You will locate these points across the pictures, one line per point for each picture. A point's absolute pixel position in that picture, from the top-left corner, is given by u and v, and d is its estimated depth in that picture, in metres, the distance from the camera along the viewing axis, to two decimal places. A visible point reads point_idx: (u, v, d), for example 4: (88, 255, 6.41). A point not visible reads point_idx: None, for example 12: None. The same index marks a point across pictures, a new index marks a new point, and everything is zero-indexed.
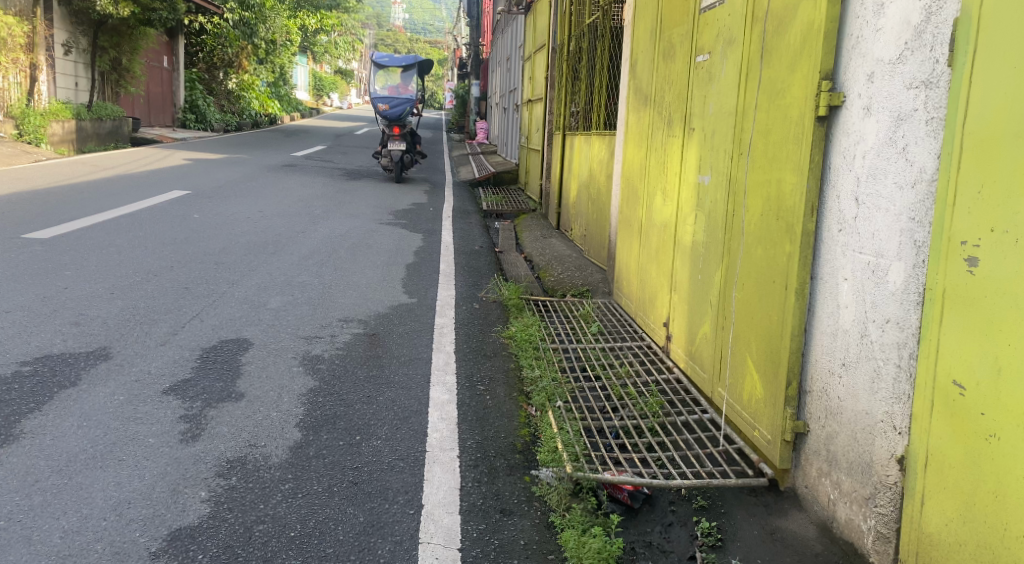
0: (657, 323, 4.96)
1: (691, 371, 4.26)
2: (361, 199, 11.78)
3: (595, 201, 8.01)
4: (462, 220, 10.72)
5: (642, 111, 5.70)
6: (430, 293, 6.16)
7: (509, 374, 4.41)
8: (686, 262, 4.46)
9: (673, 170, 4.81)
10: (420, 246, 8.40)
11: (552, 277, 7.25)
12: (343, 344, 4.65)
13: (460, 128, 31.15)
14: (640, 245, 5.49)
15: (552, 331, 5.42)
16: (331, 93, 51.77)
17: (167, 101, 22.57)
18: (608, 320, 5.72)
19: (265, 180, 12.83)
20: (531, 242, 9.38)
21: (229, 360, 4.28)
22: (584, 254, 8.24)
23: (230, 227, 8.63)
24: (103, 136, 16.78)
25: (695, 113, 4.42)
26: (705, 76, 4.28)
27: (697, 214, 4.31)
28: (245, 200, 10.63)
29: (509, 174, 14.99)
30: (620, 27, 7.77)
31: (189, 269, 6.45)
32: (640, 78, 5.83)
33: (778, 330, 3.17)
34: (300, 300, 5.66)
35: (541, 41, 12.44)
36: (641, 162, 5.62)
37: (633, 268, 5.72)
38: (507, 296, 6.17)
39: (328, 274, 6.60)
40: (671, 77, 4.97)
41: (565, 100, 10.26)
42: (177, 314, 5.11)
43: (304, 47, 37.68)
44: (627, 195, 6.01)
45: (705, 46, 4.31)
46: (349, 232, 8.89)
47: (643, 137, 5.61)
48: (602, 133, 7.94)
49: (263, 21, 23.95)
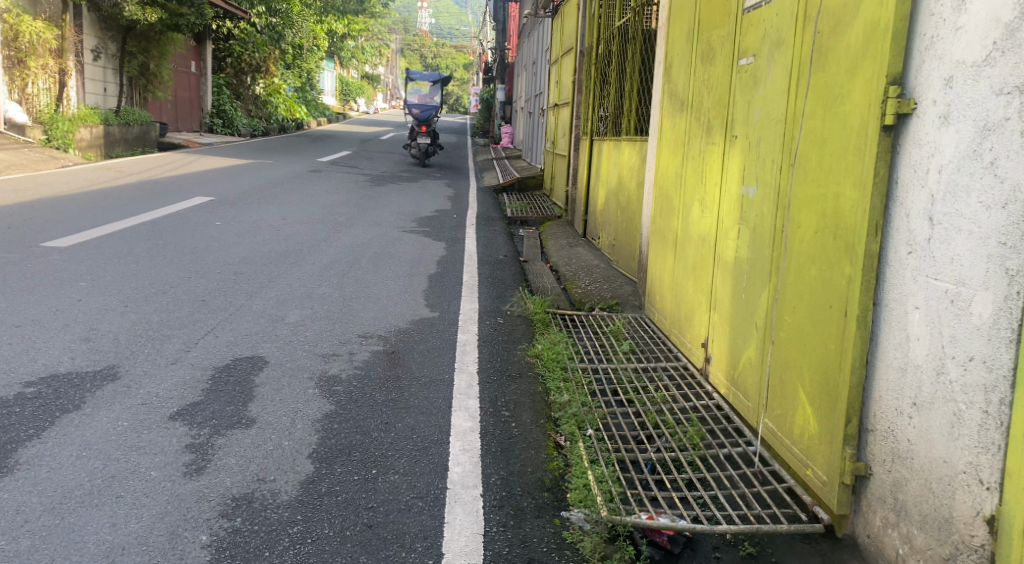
0: (695, 343, 4.69)
1: (734, 398, 4.00)
2: (386, 206, 11.59)
3: (624, 210, 7.72)
4: (487, 228, 10.47)
5: (678, 116, 5.42)
6: (453, 307, 5.91)
7: (536, 397, 4.15)
8: (727, 280, 4.20)
9: (713, 181, 4.54)
10: (443, 255, 8.16)
11: (580, 289, 6.97)
12: (362, 363, 4.42)
13: (485, 133, 30.95)
14: (675, 258, 5.21)
15: (580, 349, 5.15)
16: (357, 98, 51.87)
17: (194, 105, 22.59)
18: (640, 336, 5.44)
19: (289, 186, 12.68)
20: (557, 252, 9.11)
21: (241, 380, 4.06)
22: (612, 265, 7.94)
23: (252, 235, 8.45)
24: (130, 141, 16.75)
25: (737, 121, 4.14)
26: (749, 81, 4.00)
27: (740, 228, 4.04)
28: (268, 207, 10.46)
29: (534, 180, 14.72)
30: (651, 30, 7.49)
31: (207, 280, 6.25)
32: (675, 81, 5.55)
33: (837, 360, 2.89)
34: (319, 314, 5.43)
35: (569, 44, 12.18)
36: (676, 171, 5.35)
37: (666, 282, 5.45)
38: (532, 310, 5.90)
39: (349, 286, 6.37)
40: (711, 82, 4.69)
41: (593, 104, 9.98)
42: (191, 329, 4.90)
43: (332, 53, 37.77)
44: (661, 205, 5.74)
45: (749, 48, 4.03)
46: (372, 241, 8.68)
47: (679, 144, 5.33)
48: (631, 139, 7.66)
49: (291, 26, 23.97)
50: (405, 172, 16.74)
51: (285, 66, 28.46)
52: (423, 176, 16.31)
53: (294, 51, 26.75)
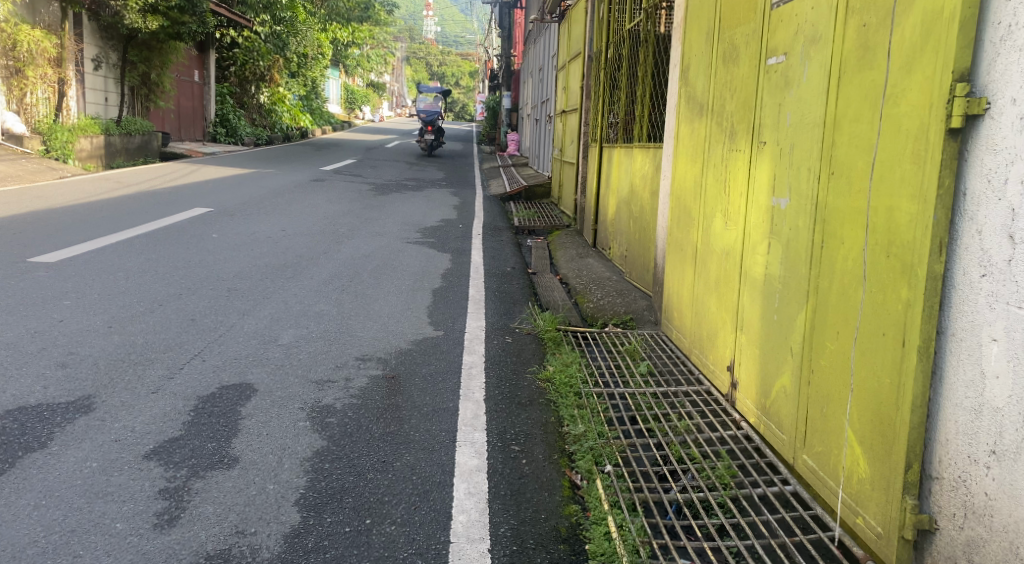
0: (720, 366, 4.35)
1: (766, 430, 3.66)
2: (389, 216, 11.28)
3: (636, 220, 7.37)
4: (493, 238, 10.14)
5: (696, 121, 5.08)
6: (458, 325, 5.57)
7: (548, 427, 3.81)
8: (755, 299, 3.86)
9: (737, 191, 4.19)
10: (449, 268, 7.83)
11: (592, 304, 6.64)
12: (359, 390, 4.08)
13: (491, 141, 30.57)
14: (695, 273, 4.87)
15: (594, 370, 4.81)
16: (364, 106, 51.62)
17: (198, 114, 22.33)
18: (658, 356, 5.12)
19: (291, 196, 12.37)
20: (566, 263, 8.80)
21: (227, 411, 3.73)
22: (625, 277, 7.59)
23: (249, 248, 8.13)
24: (131, 151, 16.48)
25: (766, 125, 3.80)
26: (779, 82, 3.66)
27: (771, 242, 3.69)
28: (268, 218, 10.15)
29: (541, 188, 14.40)
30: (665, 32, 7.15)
31: (198, 297, 5.93)
32: (694, 84, 5.20)
33: (893, 396, 2.55)
34: (315, 334, 5.10)
35: (577, 49, 11.85)
36: (695, 180, 5.01)
37: (685, 298, 5.11)
38: (542, 329, 5.56)
39: (348, 302, 6.05)
40: (734, 83, 4.35)
41: (602, 111, 9.64)
42: (177, 352, 4.57)
43: (337, 61, 37.54)
44: (678, 215, 5.40)
45: (779, 46, 3.70)
46: (375, 253, 8.35)
47: (698, 152, 4.99)
48: (644, 145, 7.32)
49: (295, 34, 23.76)
50: (410, 180, 16.42)
51: (290, 74, 28.22)
52: (428, 184, 15.98)
53: (298, 59, 26.50)
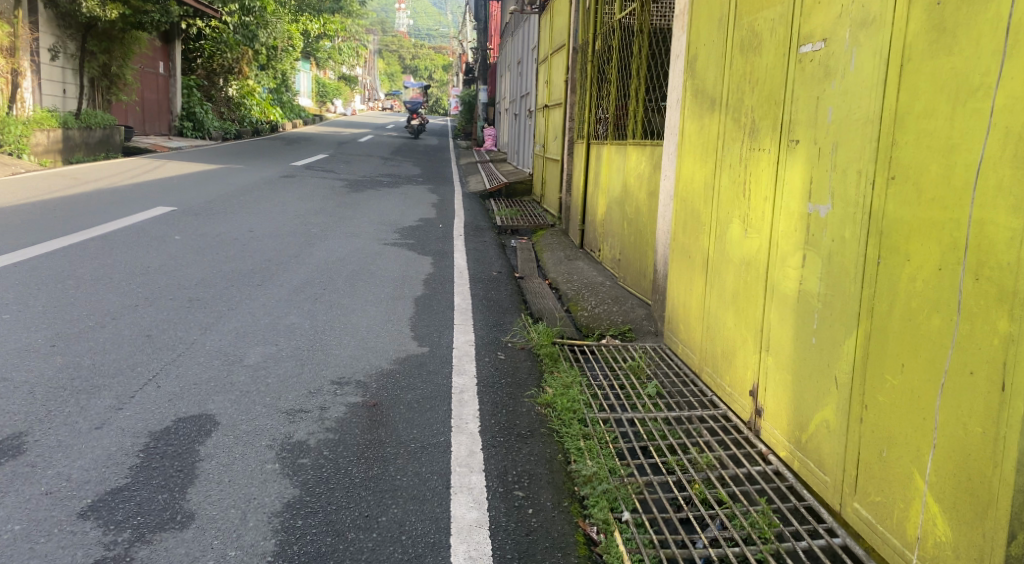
0: (739, 389, 3.94)
1: (801, 468, 3.24)
2: (364, 215, 10.76)
3: (631, 222, 6.94)
4: (475, 239, 9.67)
5: (707, 116, 4.66)
6: (445, 340, 5.09)
7: (553, 465, 3.34)
8: (784, 317, 3.44)
9: (761, 195, 3.78)
10: (430, 273, 7.34)
11: (585, 314, 6.31)
12: (336, 422, 3.59)
13: (467, 136, 30.01)
14: (708, 284, 4.45)
15: (596, 391, 4.36)
16: (334, 99, 50.79)
17: (163, 107, 21.58)
18: (665, 374, 4.68)
19: (260, 194, 11.78)
20: (554, 267, 8.38)
21: (182, 450, 3.20)
22: (618, 282, 7.18)
23: (215, 251, 7.57)
24: (92, 146, 15.76)
25: (799, 121, 3.38)
26: (815, 71, 3.24)
27: (805, 254, 3.26)
28: (236, 217, 9.57)
29: (521, 185, 13.94)
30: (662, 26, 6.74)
31: (157, 308, 5.39)
32: (704, 77, 4.78)
33: (988, 448, 2.19)
34: (286, 353, 4.59)
35: (559, 41, 11.41)
36: (706, 182, 4.59)
37: (694, 311, 4.68)
38: (537, 343, 5.11)
39: (322, 314, 5.55)
40: (756, 74, 3.93)
41: (589, 106, 9.20)
42: (128, 376, 4.03)
43: (308, 53, 36.71)
44: (686, 219, 4.97)
45: (815, 31, 3.28)
46: (350, 256, 7.83)
47: (709, 150, 4.57)
48: (638, 143, 6.90)
49: (265, 26, 23.05)
50: (385, 176, 15.87)
51: (260, 67, 27.45)
52: (404, 180, 15.44)
53: (268, 51, 25.80)
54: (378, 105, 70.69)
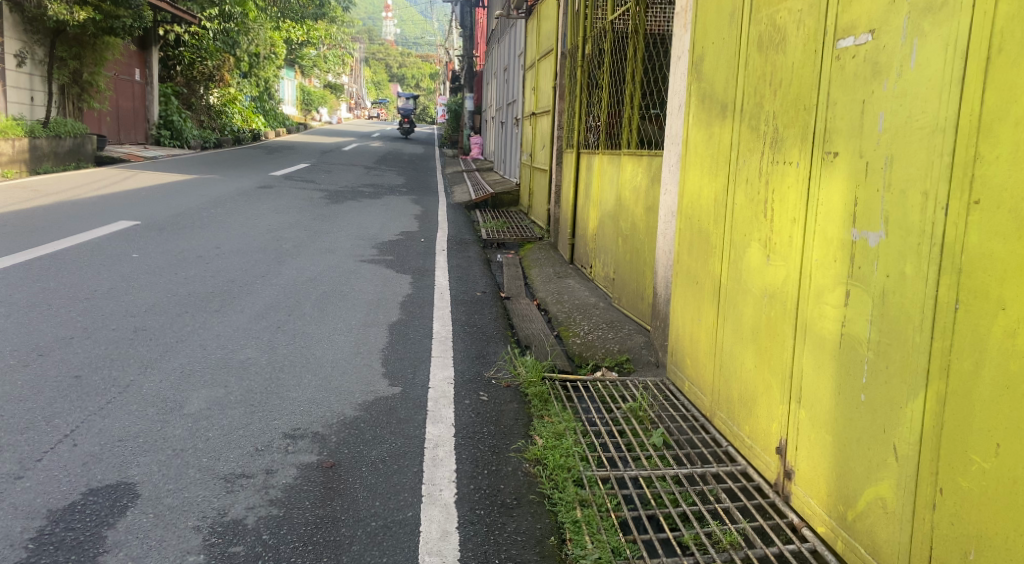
0: (761, 443, 3.38)
1: (846, 550, 2.67)
2: (342, 228, 10.16)
3: (626, 239, 6.38)
4: (459, 254, 9.09)
5: (717, 124, 4.09)
6: (420, 377, 4.49)
7: (545, 548, 2.81)
8: (819, 365, 2.89)
9: (787, 216, 3.22)
10: (408, 294, 6.74)
11: (578, 341, 5.74)
12: (282, 493, 3.01)
13: (454, 144, 29.44)
14: (721, 317, 3.88)
15: (592, 441, 3.78)
16: (320, 107, 50.10)
17: (139, 116, 20.90)
18: (670, 418, 4.11)
19: (233, 207, 11.15)
20: (543, 285, 7.82)
21: (85, 542, 2.64)
22: (612, 303, 6.62)
23: (174, 271, 6.96)
24: (61, 155, 15.08)
25: (837, 130, 2.83)
26: (857, 70, 2.68)
27: (849, 291, 2.70)
28: (204, 233, 8.94)
29: (508, 196, 13.36)
30: (660, 28, 6.18)
31: (95, 341, 4.77)
32: (711, 79, 4.22)
33: None
34: (234, 398, 3.98)
35: (547, 46, 10.87)
36: (717, 199, 4.03)
37: (704, 346, 4.11)
38: (525, 381, 4.52)
39: (283, 346, 4.95)
40: (777, 75, 3.37)
41: (579, 113, 8.65)
42: (40, 431, 3.41)
43: (293, 60, 36.08)
44: (692, 240, 4.40)
45: (857, 22, 2.72)
46: (322, 276, 7.22)
47: (720, 162, 4.01)
48: (633, 152, 6.34)
49: (246, 32, 22.41)
50: (366, 186, 15.27)
51: (242, 74, 26.84)
52: (386, 191, 14.83)
53: (250, 58, 25.15)
54: (366, 113, 70.02)
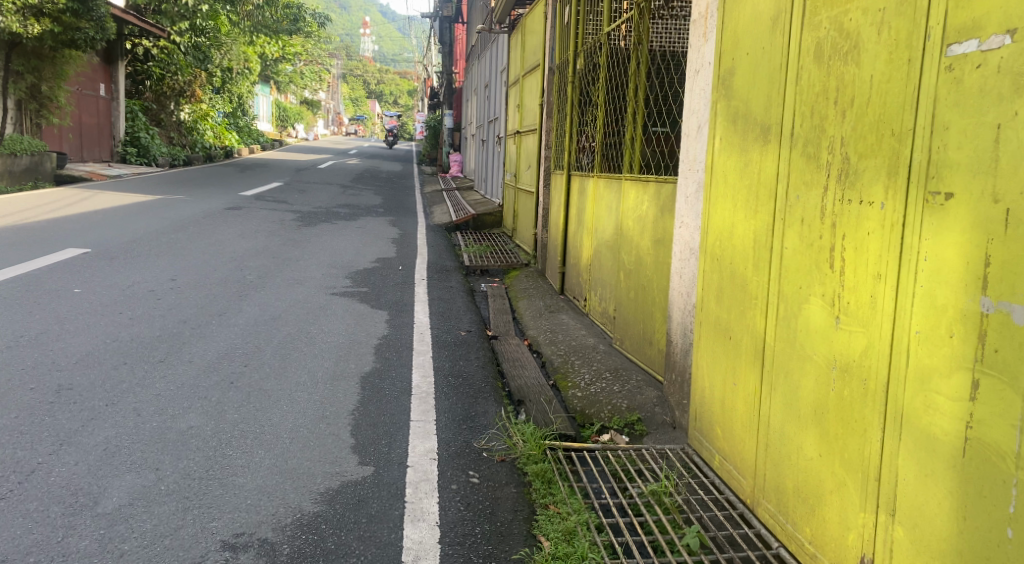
0: (829, 553, 2.71)
1: None
2: (313, 255, 9.39)
3: (628, 273, 5.68)
4: (440, 284, 8.35)
5: (756, 150, 3.42)
6: (397, 451, 3.75)
7: None
8: (921, 472, 2.24)
9: (864, 271, 2.54)
10: (385, 336, 5.96)
11: (578, 394, 5.03)
12: None
13: (432, 161, 28.75)
14: (768, 388, 3.20)
15: (612, 543, 3.08)
16: (296, 123, 49.14)
17: (104, 132, 20.00)
18: (702, 505, 3.42)
19: (195, 231, 10.31)
20: (533, 321, 7.11)
21: None
22: (612, 344, 5.92)
23: (119, 310, 6.16)
24: (15, 174, 14.16)
25: (952, 166, 2.18)
26: (988, 85, 2.06)
27: (983, 383, 2.06)
28: (160, 262, 8.12)
29: (491, 217, 12.66)
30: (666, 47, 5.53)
31: (6, 405, 3.98)
32: (746, 93, 3.54)
33: None
34: (165, 488, 3.21)
35: (533, 60, 10.20)
36: (758, 240, 3.35)
37: (744, 420, 3.42)
38: (523, 455, 3.79)
39: (235, 408, 4.18)
40: (847, 92, 2.68)
41: (570, 132, 7.96)
42: None
43: (267, 75, 35.17)
44: (723, 288, 3.72)
45: (985, 24, 2.08)
46: (288, 313, 6.44)
47: (762, 196, 3.33)
48: (637, 178, 5.65)
49: (218, 47, 21.59)
50: (341, 207, 14.49)
51: (214, 90, 25.98)
52: (362, 211, 14.04)
53: (222, 73, 24.29)
54: (342, 129, 69.01)
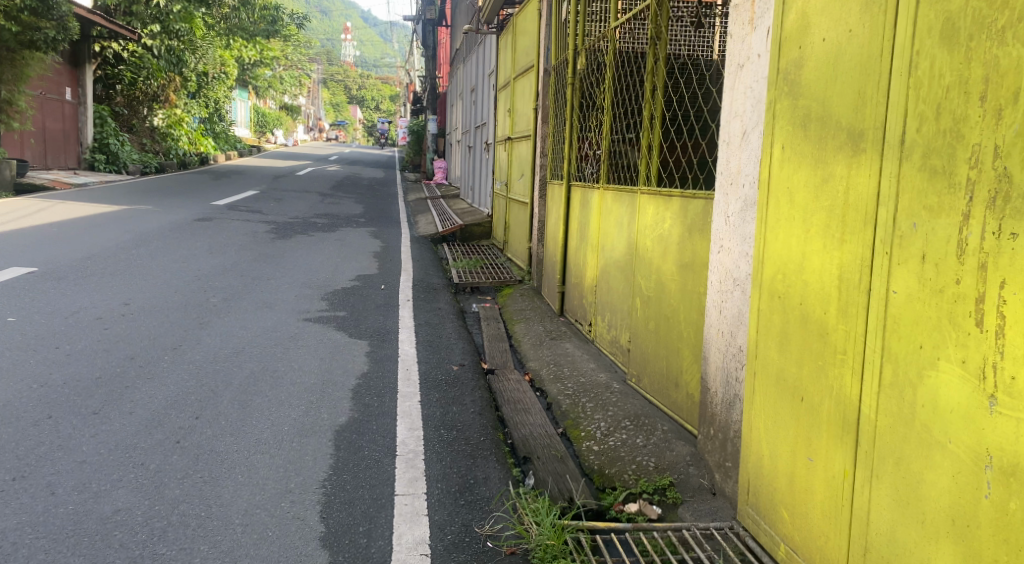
0: None
1: None
2: (287, 272, 8.58)
3: (646, 300, 4.92)
4: (427, 305, 7.56)
5: (836, 160, 2.67)
6: (379, 544, 2.98)
7: None
8: None
9: None
10: (365, 373, 5.18)
11: (593, 448, 4.26)
12: None
13: (416, 168, 27.88)
14: (866, 473, 2.45)
15: None
16: (276, 129, 48.09)
17: (71, 138, 19.08)
18: None
19: (159, 245, 9.46)
20: (533, 350, 6.32)
21: None
22: (626, 381, 5.15)
23: (56, 343, 5.33)
24: None
25: None
26: None
27: None
28: (114, 283, 7.30)
29: (479, 228, 11.88)
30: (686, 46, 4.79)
31: None
32: (821, 88, 2.79)
33: None
34: None
35: (525, 62, 9.46)
36: (845, 277, 2.59)
37: (825, 508, 2.67)
38: (540, 546, 3.01)
39: (177, 480, 3.38)
40: (1005, 84, 1.99)
41: (568, 138, 7.21)
42: None
43: (246, 81, 34.22)
44: (787, 335, 2.95)
45: None
46: (254, 345, 5.64)
47: (851, 221, 2.57)
48: (654, 191, 4.88)
49: (192, 51, 20.77)
50: (320, 217, 13.66)
51: (189, 96, 25.09)
52: (342, 222, 13.19)
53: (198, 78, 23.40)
54: (323, 135, 67.87)
